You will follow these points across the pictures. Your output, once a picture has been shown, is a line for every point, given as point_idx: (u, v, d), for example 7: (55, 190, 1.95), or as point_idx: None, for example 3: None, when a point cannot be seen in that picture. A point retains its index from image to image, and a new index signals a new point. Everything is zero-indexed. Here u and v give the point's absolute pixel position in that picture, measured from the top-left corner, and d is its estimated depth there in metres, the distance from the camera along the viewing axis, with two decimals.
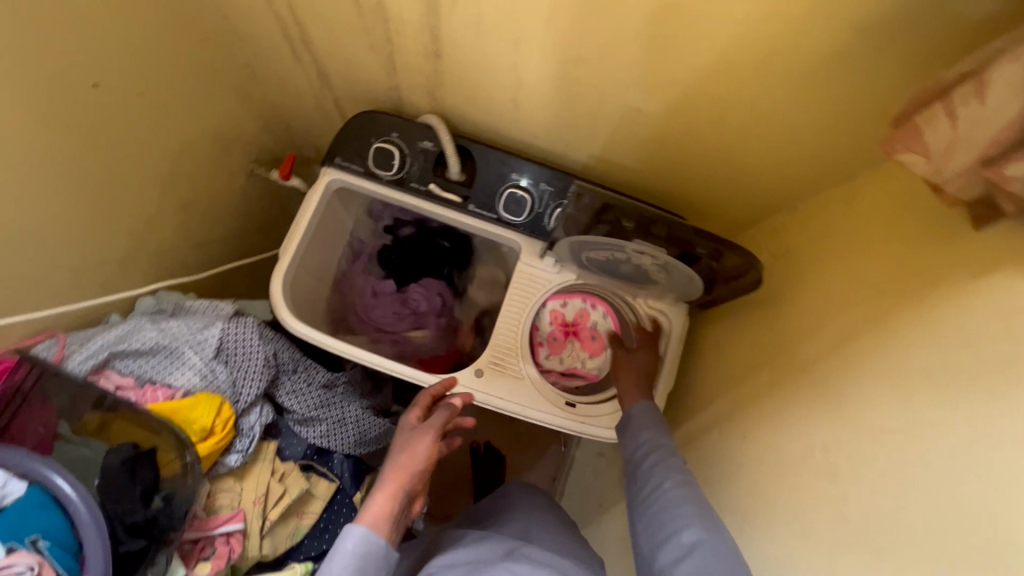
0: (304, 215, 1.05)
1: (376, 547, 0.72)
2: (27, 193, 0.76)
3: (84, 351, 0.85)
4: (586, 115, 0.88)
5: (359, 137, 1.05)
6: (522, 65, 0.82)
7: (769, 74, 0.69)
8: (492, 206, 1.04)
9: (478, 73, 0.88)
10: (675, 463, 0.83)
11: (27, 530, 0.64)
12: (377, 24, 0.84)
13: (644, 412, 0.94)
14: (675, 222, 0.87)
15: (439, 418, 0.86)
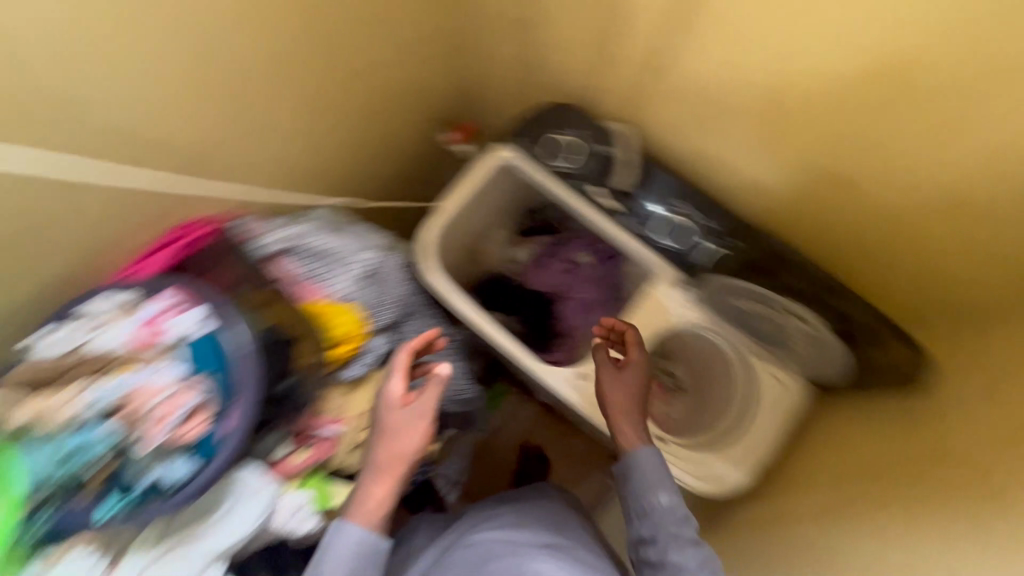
0: (473, 180, 1.13)
1: (372, 545, 0.76)
2: (278, 94, 0.86)
3: (274, 234, 0.94)
4: (788, 162, 0.87)
5: (546, 125, 1.10)
6: (750, 98, 0.82)
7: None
8: (645, 225, 1.06)
9: (696, 95, 0.89)
10: (682, 538, 0.78)
11: (203, 365, 0.74)
12: (620, 26, 0.87)
13: (645, 469, 0.85)
14: (844, 292, 0.94)
15: (427, 402, 0.84)
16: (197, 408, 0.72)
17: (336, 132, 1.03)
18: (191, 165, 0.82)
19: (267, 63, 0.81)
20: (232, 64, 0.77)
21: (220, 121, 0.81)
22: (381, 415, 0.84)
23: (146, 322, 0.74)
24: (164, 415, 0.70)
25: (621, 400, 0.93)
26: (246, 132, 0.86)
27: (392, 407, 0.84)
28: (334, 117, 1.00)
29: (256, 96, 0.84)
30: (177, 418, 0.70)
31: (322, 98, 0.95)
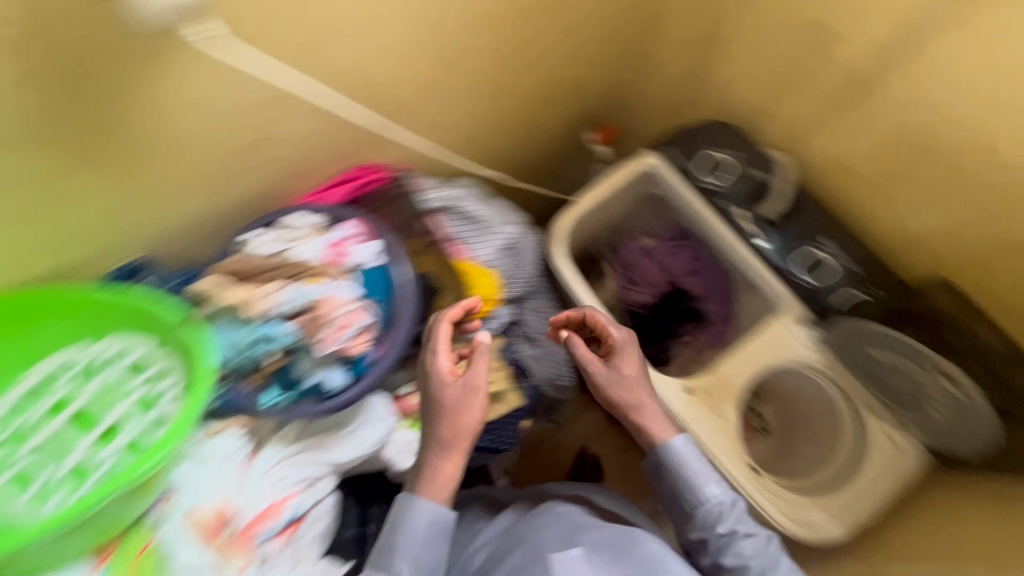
0: (614, 180, 1.16)
1: (443, 519, 0.76)
2: (484, 64, 0.95)
3: (437, 192, 1.00)
4: (966, 217, 0.86)
5: (700, 141, 1.12)
6: (949, 141, 0.83)
7: None
8: (786, 256, 1.04)
9: (882, 133, 0.90)
10: (735, 536, 0.76)
11: (372, 292, 0.82)
12: (822, 52, 0.91)
13: (675, 464, 0.81)
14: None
15: (480, 366, 0.77)
16: (364, 328, 0.79)
17: (509, 112, 1.10)
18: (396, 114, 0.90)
19: (489, 32, 0.90)
20: (468, 29, 0.86)
21: (436, 77, 0.89)
22: (432, 393, 0.78)
23: (334, 243, 0.82)
24: (341, 326, 0.77)
25: (619, 400, 0.83)
26: (449, 93, 0.94)
27: (444, 383, 0.78)
28: (513, 97, 1.07)
29: (470, 63, 0.93)
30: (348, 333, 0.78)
31: (513, 77, 1.03)
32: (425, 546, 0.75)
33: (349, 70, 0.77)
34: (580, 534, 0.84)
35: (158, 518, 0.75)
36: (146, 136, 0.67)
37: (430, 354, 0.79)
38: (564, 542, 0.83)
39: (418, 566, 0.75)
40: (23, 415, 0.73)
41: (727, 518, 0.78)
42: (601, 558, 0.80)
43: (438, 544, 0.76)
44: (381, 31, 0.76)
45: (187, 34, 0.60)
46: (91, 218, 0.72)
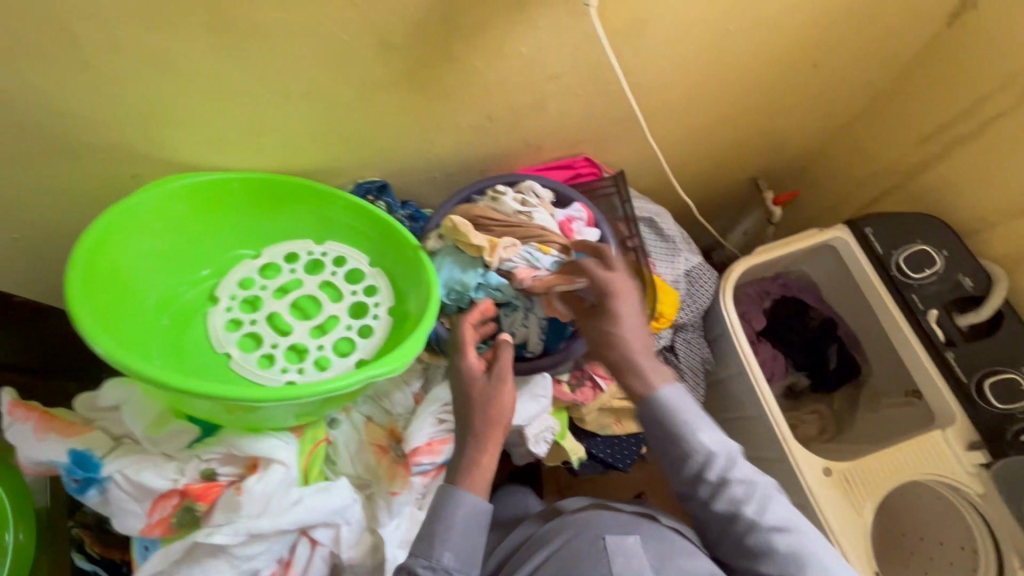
0: (798, 243, 1.16)
1: (479, 510, 0.65)
2: (731, 96, 0.97)
3: (640, 205, 1.03)
4: None
5: (905, 230, 1.08)
6: None
7: None
8: (973, 373, 0.99)
9: None
10: (728, 484, 0.67)
11: None
12: None
13: (659, 411, 0.69)
14: None
15: (506, 358, 0.71)
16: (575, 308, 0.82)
17: (718, 148, 1.12)
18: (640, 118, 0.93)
19: (753, 69, 0.92)
20: (738, 61, 0.89)
21: (691, 96, 0.92)
22: (458, 395, 0.70)
23: (566, 220, 0.85)
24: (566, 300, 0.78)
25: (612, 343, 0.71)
26: (689, 113, 0.97)
27: (475, 375, 0.70)
28: (731, 134, 1.09)
29: (722, 92, 0.95)
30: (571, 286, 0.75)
31: (743, 116, 1.04)
32: (465, 537, 0.64)
33: (639, 67, 0.81)
34: (636, 525, 0.81)
35: (335, 419, 0.78)
36: (465, 75, 0.72)
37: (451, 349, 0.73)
38: (620, 530, 0.80)
39: (460, 555, 0.64)
40: (253, 288, 0.79)
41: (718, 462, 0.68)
42: (655, 552, 0.76)
43: (473, 535, 0.65)
44: (684, 39, 0.79)
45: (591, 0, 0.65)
46: (373, 132, 0.78)
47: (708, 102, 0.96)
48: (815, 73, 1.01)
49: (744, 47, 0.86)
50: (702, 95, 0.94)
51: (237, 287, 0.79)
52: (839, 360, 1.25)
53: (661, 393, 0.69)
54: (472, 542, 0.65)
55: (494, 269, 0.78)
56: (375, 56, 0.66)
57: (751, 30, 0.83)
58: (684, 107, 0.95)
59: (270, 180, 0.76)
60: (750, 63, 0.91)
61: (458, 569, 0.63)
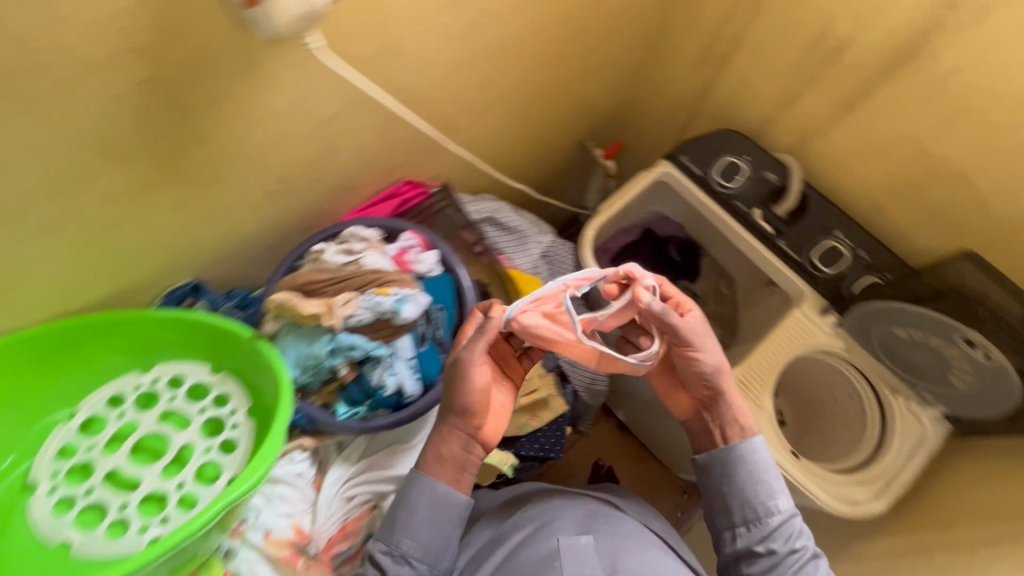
0: (629, 192, 1.25)
1: (439, 497, 0.71)
2: (515, 79, 0.99)
3: (476, 206, 1.03)
4: (953, 201, 0.95)
5: (710, 149, 1.20)
6: (933, 134, 0.92)
7: None
8: (803, 251, 1.11)
9: (873, 134, 0.99)
10: (801, 552, 0.73)
11: (437, 299, 0.81)
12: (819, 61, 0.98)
13: (756, 464, 0.76)
14: None
15: (479, 345, 0.71)
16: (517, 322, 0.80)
17: (531, 123, 1.15)
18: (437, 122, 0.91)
19: (524, 47, 0.93)
20: (505, 42, 0.89)
21: (476, 90, 0.93)
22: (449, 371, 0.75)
23: (400, 254, 0.82)
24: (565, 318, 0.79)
25: (717, 369, 0.76)
26: (484, 107, 0.97)
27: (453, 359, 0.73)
28: (535, 109, 1.12)
29: (506, 75, 0.95)
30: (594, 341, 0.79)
31: (537, 90, 1.07)
32: (428, 521, 0.71)
33: (407, 84, 0.80)
34: (592, 524, 0.92)
35: (229, 549, 0.71)
36: (222, 149, 0.66)
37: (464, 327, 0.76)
38: (576, 530, 0.91)
39: (419, 543, 0.71)
40: (78, 452, 0.68)
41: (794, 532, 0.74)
42: (608, 551, 0.88)
43: (432, 527, 0.71)
44: (436, 44, 0.78)
45: (307, 40, 0.61)
46: (152, 241, 0.70)
47: (497, 87, 0.96)
48: (585, 38, 1.06)
49: (503, 34, 0.87)
50: (488, 83, 0.93)
51: (57, 459, 0.68)
52: (680, 251, 1.38)
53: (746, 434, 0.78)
54: (430, 534, 0.71)
55: (341, 329, 0.73)
56: (105, 163, 0.58)
57: (502, 17, 0.84)
58: (477, 100, 0.94)
59: (42, 332, 0.66)
60: (515, 41, 0.91)
61: (416, 558, 0.70)
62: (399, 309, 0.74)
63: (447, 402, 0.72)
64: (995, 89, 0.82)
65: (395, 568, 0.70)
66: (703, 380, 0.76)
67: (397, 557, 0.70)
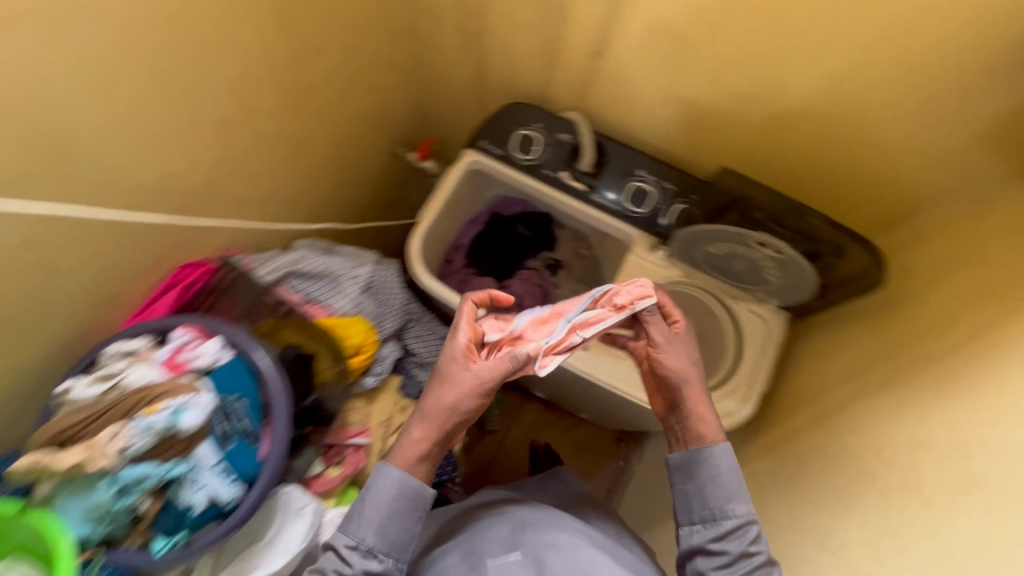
0: (445, 191, 1.22)
1: (408, 488, 0.73)
2: (255, 125, 0.91)
3: (269, 265, 0.96)
4: (711, 116, 0.98)
5: (504, 126, 1.18)
6: (672, 66, 0.93)
7: (910, 85, 0.80)
8: (616, 198, 1.13)
9: (628, 78, 1.00)
10: (752, 558, 0.73)
11: (232, 388, 0.75)
12: (552, 22, 0.97)
13: (718, 468, 0.78)
14: (811, 213, 0.91)
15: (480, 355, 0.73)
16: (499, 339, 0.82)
17: (306, 152, 1.08)
18: (176, 197, 0.83)
19: (245, 90, 0.85)
20: (213, 94, 0.80)
21: (209, 152, 0.85)
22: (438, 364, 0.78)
23: (172, 355, 0.74)
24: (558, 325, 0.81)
25: (684, 376, 0.81)
26: (232, 160, 0.90)
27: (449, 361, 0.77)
28: (302, 140, 1.05)
29: (240, 123, 0.88)
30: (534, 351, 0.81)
31: (293, 123, 1.00)
32: (390, 515, 0.73)
33: (103, 174, 0.71)
34: (519, 538, 0.93)
35: None
36: None
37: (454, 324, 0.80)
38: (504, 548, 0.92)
39: (383, 536, 0.73)
40: None
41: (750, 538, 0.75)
42: (534, 554, 0.90)
43: (396, 524, 0.73)
44: (115, 127, 0.70)
45: None
46: None
47: (235, 138, 0.88)
48: (324, 58, 0.99)
49: (206, 89, 0.79)
50: (220, 138, 0.85)
51: None
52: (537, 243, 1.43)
53: (710, 442, 0.79)
54: (398, 530, 0.73)
55: (120, 465, 0.65)
56: None
57: (193, 72, 0.76)
58: (216, 159, 0.87)
59: None
60: (230, 90, 0.83)
61: (383, 553, 0.73)
62: (178, 421, 0.67)
63: (431, 405, 0.75)
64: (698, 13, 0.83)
65: (360, 563, 0.71)
66: (674, 379, 0.81)
67: (358, 550, 0.72)
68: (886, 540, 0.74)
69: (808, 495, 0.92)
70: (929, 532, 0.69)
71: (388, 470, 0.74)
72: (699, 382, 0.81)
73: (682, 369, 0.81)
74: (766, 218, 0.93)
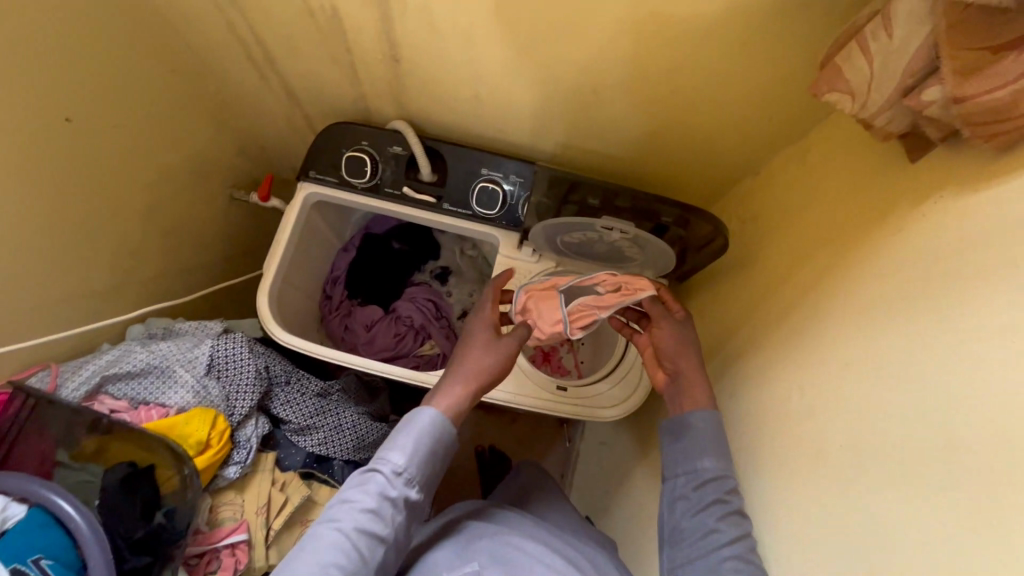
0: (287, 231, 1.11)
1: (446, 426, 0.79)
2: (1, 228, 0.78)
3: (76, 379, 0.86)
4: (530, 105, 0.91)
5: (331, 150, 1.07)
6: (472, 62, 0.85)
7: (699, 56, 0.73)
8: (466, 202, 1.05)
9: (436, 79, 0.92)
10: (725, 503, 0.75)
11: (27, 549, 0.66)
12: (336, 36, 0.87)
13: (697, 425, 0.81)
14: (637, 193, 0.89)
15: (518, 333, 0.90)
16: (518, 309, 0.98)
17: (103, 233, 0.94)
18: None
19: None
20: None
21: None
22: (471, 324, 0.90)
23: None
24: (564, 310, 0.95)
25: (682, 349, 0.88)
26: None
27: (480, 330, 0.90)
28: (91, 222, 0.91)
29: None
30: (532, 314, 0.97)
31: (67, 208, 0.86)
32: (429, 447, 0.77)
33: None
34: (476, 547, 0.89)
35: None
36: None
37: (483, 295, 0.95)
38: (461, 560, 0.88)
39: (422, 463, 0.76)
40: None
41: (727, 486, 0.76)
42: (493, 553, 0.87)
43: (431, 454, 0.77)
44: None
45: None
46: None
47: None
48: (85, 127, 0.85)
49: None
50: None
51: None
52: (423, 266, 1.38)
53: (697, 409, 0.82)
54: (432, 464, 0.77)
55: None
56: None
57: None
58: None
59: None
60: None
61: (421, 481, 0.76)
62: None
63: (474, 361, 0.86)
64: (473, 12, 0.75)
65: (402, 488, 0.74)
66: (667, 348, 0.90)
67: (401, 476, 0.74)
68: (769, 510, 0.73)
69: None
70: (800, 496, 0.68)
71: (431, 407, 0.79)
72: (695, 353, 0.88)
73: (672, 343, 0.89)
74: (601, 204, 0.92)
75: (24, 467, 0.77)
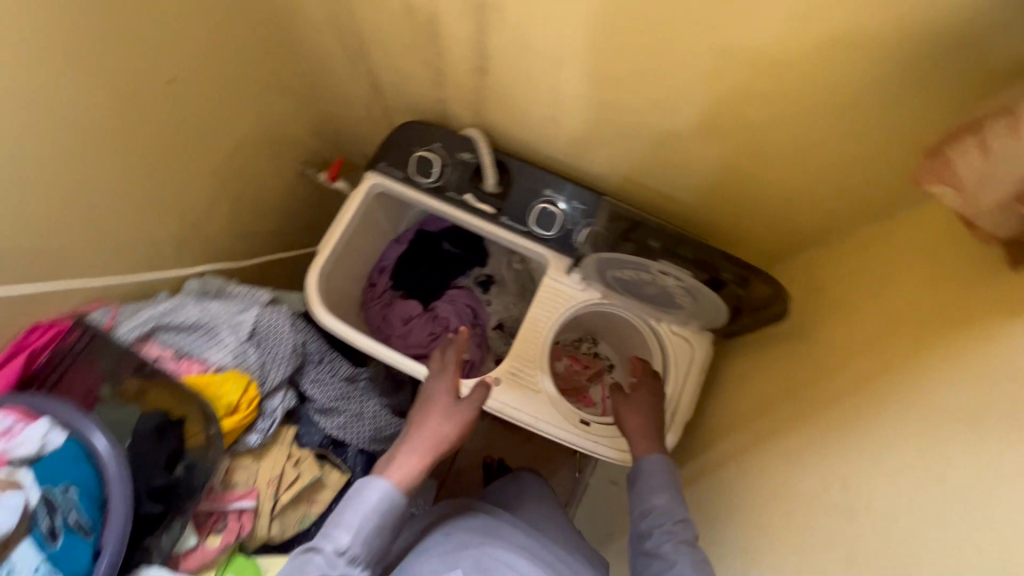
0: (347, 216, 1.14)
1: (398, 499, 0.77)
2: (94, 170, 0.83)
3: (132, 320, 0.90)
4: (605, 135, 0.90)
5: (402, 146, 1.09)
6: (556, 84, 0.85)
7: (792, 116, 0.71)
8: (524, 219, 1.05)
9: (517, 95, 0.92)
10: (674, 528, 0.81)
11: (61, 477, 0.71)
12: (430, 41, 0.89)
13: (645, 466, 0.89)
14: (700, 243, 0.90)
15: (477, 396, 0.91)
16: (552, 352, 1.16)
17: (181, 189, 0.99)
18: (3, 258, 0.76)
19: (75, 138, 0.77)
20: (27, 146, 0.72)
21: (32, 208, 0.77)
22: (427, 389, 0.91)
23: None
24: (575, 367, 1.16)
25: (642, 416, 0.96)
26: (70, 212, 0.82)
27: (436, 396, 0.90)
28: (172, 178, 0.96)
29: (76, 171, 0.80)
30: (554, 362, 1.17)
31: (154, 161, 0.92)
32: (375, 526, 0.75)
33: None
34: (461, 552, 0.86)
35: None
36: None
37: (442, 358, 0.96)
38: (445, 565, 0.84)
39: (368, 544, 0.74)
40: None
41: (675, 516, 0.83)
42: (474, 559, 0.84)
43: (378, 535, 0.75)
44: None
45: None
46: None
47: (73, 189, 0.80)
48: (185, 90, 0.90)
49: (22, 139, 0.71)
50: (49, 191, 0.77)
51: None
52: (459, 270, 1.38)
53: (647, 455, 0.91)
54: (380, 541, 0.75)
55: None
56: None
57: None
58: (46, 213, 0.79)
59: None
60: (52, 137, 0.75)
61: (367, 561, 0.74)
62: None
63: (431, 428, 0.85)
64: (568, 37, 0.75)
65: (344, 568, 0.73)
66: (625, 417, 0.97)
67: (343, 557, 0.73)
68: None
69: (724, 538, 0.86)
70: None
71: (383, 480, 0.78)
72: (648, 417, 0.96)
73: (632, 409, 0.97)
74: (661, 247, 0.91)
75: (72, 394, 0.84)
